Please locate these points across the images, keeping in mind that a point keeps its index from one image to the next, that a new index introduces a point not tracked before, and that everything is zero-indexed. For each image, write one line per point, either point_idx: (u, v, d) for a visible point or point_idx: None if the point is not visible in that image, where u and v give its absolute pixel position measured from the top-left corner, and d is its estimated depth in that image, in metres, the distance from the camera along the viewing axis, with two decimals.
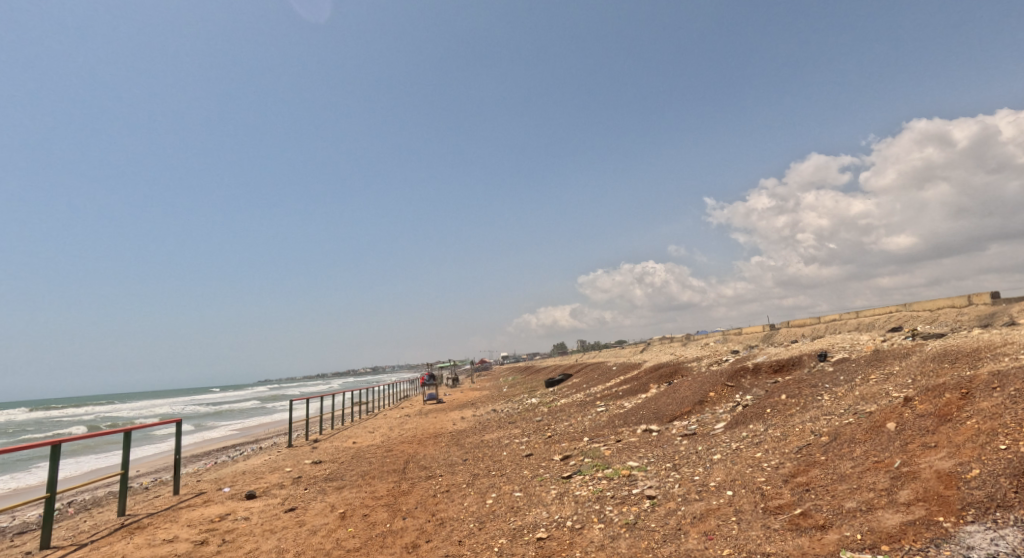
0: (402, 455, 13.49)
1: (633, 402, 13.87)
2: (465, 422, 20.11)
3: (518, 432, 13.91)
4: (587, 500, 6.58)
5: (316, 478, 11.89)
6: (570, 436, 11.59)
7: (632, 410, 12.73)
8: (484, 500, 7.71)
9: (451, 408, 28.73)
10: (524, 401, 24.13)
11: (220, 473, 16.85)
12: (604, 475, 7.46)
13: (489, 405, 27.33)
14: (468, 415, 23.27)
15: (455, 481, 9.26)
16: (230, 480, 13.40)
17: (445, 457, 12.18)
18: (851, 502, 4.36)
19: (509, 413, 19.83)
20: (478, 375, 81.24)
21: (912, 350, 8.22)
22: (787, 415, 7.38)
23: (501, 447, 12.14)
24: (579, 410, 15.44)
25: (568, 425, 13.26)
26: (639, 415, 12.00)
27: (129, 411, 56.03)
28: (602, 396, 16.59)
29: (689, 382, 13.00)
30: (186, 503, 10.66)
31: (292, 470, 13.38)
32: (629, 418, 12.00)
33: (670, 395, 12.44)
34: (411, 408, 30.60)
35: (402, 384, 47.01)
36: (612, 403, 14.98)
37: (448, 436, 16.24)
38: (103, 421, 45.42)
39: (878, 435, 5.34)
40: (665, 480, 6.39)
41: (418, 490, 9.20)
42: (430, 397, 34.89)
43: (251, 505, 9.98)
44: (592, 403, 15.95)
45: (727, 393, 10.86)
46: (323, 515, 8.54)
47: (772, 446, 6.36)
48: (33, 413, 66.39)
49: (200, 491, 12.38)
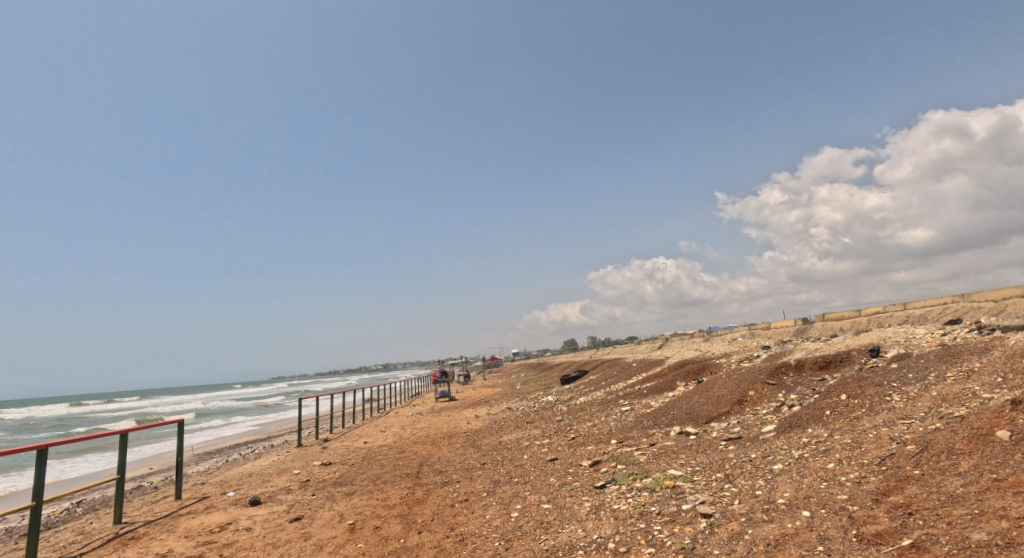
0: (416, 457, 12.73)
1: (661, 402, 12.97)
2: (480, 421, 19.30)
3: (537, 434, 13.06)
4: (628, 517, 5.75)
5: (325, 482, 11.16)
6: (597, 438, 10.78)
7: (661, 411, 11.84)
8: (508, 512, 6.92)
9: (464, 406, 27.98)
10: (540, 399, 23.38)
11: (228, 474, 16.23)
12: (644, 486, 6.62)
13: (503, 403, 26.48)
14: (482, 414, 22.49)
15: (474, 489, 8.49)
16: (236, 483, 12.74)
17: (462, 460, 11.40)
18: (979, 533, 3.49)
19: (526, 412, 19.07)
20: (490, 371, 80.75)
21: (992, 345, 7.25)
22: (854, 418, 6.47)
23: (521, 450, 11.30)
24: (602, 409, 14.63)
25: (592, 426, 12.41)
26: (670, 415, 11.16)
27: (143, 408, 56.00)
28: (625, 395, 15.71)
29: (724, 380, 12.08)
30: (187, 510, 10.02)
31: (299, 473, 12.66)
32: (659, 418, 11.17)
33: (703, 394, 11.54)
34: (423, 406, 29.83)
35: (414, 382, 46.44)
36: (637, 402, 14.14)
37: (463, 436, 15.50)
38: (115, 418, 45.26)
39: (988, 447, 4.45)
40: (720, 494, 5.53)
41: (434, 499, 8.44)
42: (442, 394, 34.18)
43: (254, 513, 9.30)
44: (615, 401, 15.13)
45: (769, 392, 9.98)
46: (330, 527, 7.81)
47: (845, 456, 5.48)
48: (50, 410, 67.22)
49: (204, 495, 11.71)
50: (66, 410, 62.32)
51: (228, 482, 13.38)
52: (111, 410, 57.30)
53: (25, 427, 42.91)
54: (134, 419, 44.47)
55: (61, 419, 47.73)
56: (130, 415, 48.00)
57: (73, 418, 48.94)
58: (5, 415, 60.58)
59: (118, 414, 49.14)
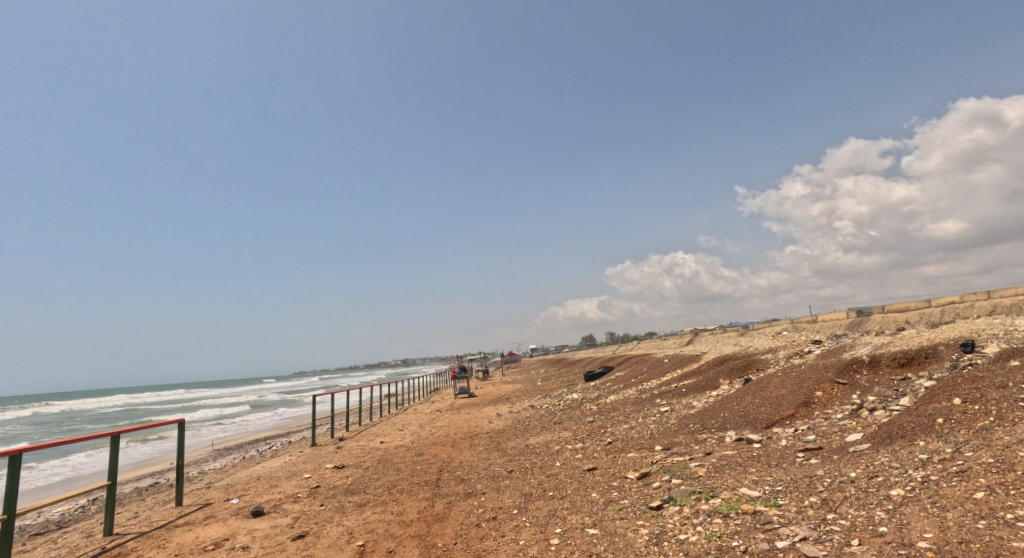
0: (437, 461, 11.67)
1: (706, 403, 11.66)
2: (504, 420, 18.18)
3: (569, 437, 11.86)
4: (703, 555, 4.53)
5: (335, 489, 10.14)
6: (638, 444, 9.58)
7: (709, 413, 10.55)
8: (547, 539, 5.75)
9: (484, 403, 26.97)
10: (565, 396, 22.25)
11: (238, 475, 15.40)
12: (715, 510, 5.37)
13: (526, 400, 25.35)
14: (504, 412, 21.39)
15: (502, 506, 7.34)
16: (243, 488, 11.82)
17: (486, 466, 10.27)
18: None
19: (551, 411, 17.91)
20: (508, 367, 79.96)
21: None
22: (984, 429, 5.14)
23: (552, 457, 10.12)
24: (637, 409, 13.41)
25: (629, 430, 11.16)
26: (720, 418, 9.89)
27: (165, 402, 56.51)
28: (662, 393, 14.43)
29: (780, 377, 10.71)
30: (184, 521, 9.10)
31: (310, 478, 11.68)
32: (708, 422, 9.90)
33: (757, 394, 10.22)
34: (442, 403, 28.85)
35: (433, 378, 45.71)
36: (676, 402, 12.89)
37: (485, 437, 14.43)
38: (139, 412, 45.43)
39: None
40: (825, 530, 4.27)
41: (456, 516, 7.32)
42: (461, 390, 33.21)
43: (255, 526, 8.34)
44: (651, 401, 13.90)
45: (840, 393, 8.64)
46: (336, 548, 6.77)
47: (996, 480, 4.17)
48: (77, 403, 68.40)
49: (207, 501, 10.82)
50: (93, 404, 63.20)
51: (236, 485, 12.49)
52: (134, 404, 57.87)
53: (49, 421, 43.25)
54: (156, 412, 44.62)
55: (85, 414, 48.05)
56: (152, 409, 48.08)
57: (96, 412, 49.34)
58: (35, 408, 61.66)
59: (141, 408, 49.44)
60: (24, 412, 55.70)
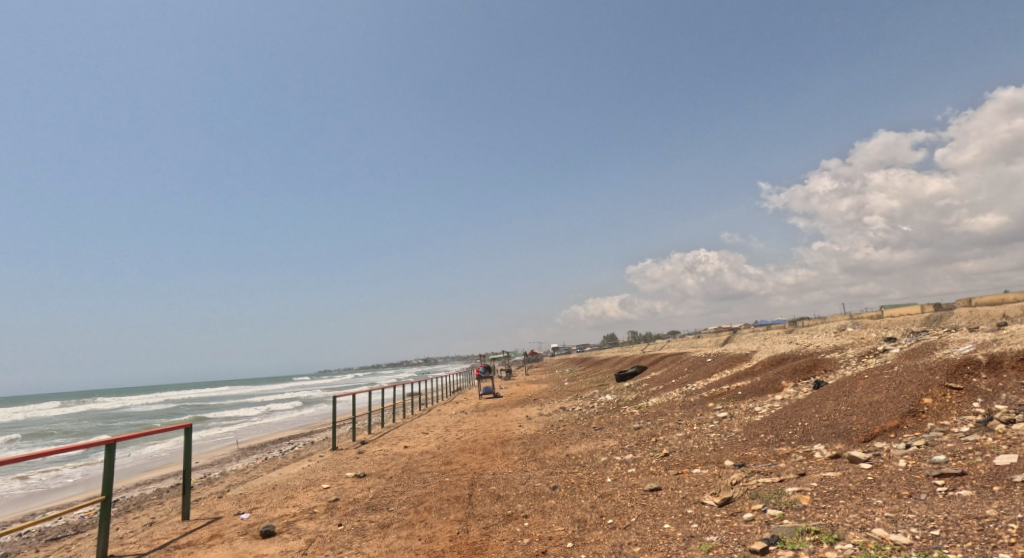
0: (467, 471, 10.47)
1: (773, 409, 10.19)
2: (535, 424, 16.87)
3: (615, 446, 10.52)
4: None
5: (355, 505, 9.03)
6: (702, 459, 8.19)
7: (782, 422, 9.09)
8: None
9: (511, 404, 25.67)
10: (598, 398, 20.84)
11: (254, 482, 14.45)
12: None
13: (555, 402, 23.97)
14: (534, 414, 20.08)
15: (552, 537, 6.08)
16: (256, 499, 10.80)
17: (524, 480, 9.03)
18: None
19: (586, 414, 16.58)
20: (530, 367, 78.86)
21: None
22: None
23: (600, 471, 8.81)
24: (688, 414, 12.00)
25: (686, 439, 9.77)
26: (798, 428, 8.44)
27: (190, 401, 56.86)
28: (713, 397, 12.95)
29: (865, 379, 9.17)
30: (188, 542, 8.08)
31: (328, 489, 10.61)
32: (784, 433, 8.46)
33: (840, 399, 8.72)
34: (466, 403, 27.70)
35: (456, 378, 44.72)
36: (734, 407, 11.46)
37: (517, 444, 13.20)
38: (163, 412, 45.39)
39: None
40: None
41: (495, 548, 6.09)
42: (486, 390, 32.03)
43: (264, 551, 7.25)
44: (703, 405, 12.48)
45: (957, 401, 7.13)
46: None
47: None
48: (107, 401, 69.68)
49: (216, 515, 9.80)
50: (122, 403, 63.81)
51: (249, 494, 11.49)
52: (159, 403, 58.45)
53: (76, 420, 43.43)
54: (181, 411, 44.54)
55: (112, 413, 48.25)
56: (177, 408, 48.18)
57: (124, 411, 49.74)
58: (64, 407, 62.58)
59: (167, 408, 49.50)
60: (56, 411, 56.42)
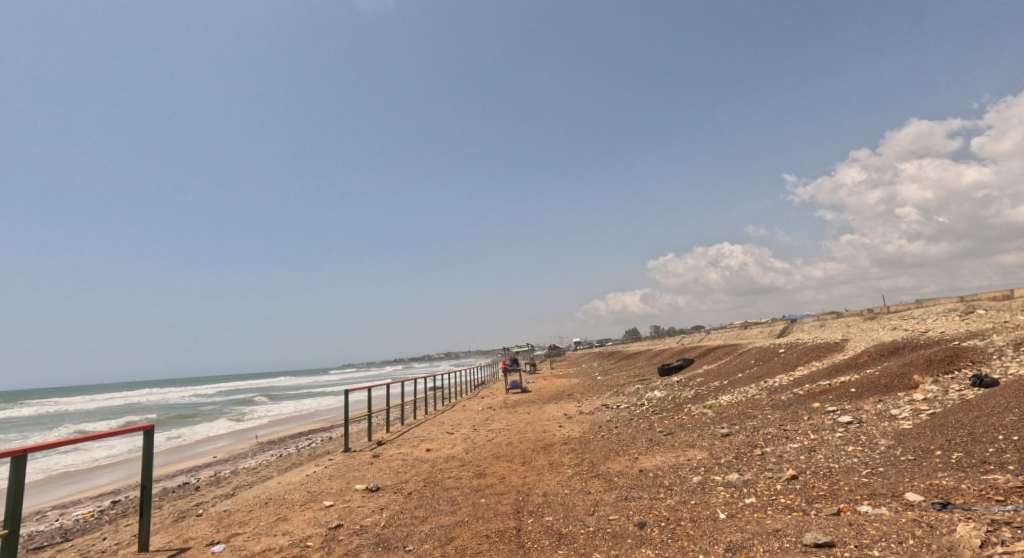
0: (508, 490, 8.00)
1: (926, 415, 7.48)
2: (578, 425, 14.34)
3: (704, 460, 7.91)
4: None
5: (361, 538, 6.69)
6: (863, 490, 5.50)
7: (962, 433, 6.38)
8: None
9: (544, 400, 23.25)
10: (646, 395, 18.15)
11: (256, 489, 12.28)
12: None
13: (595, 399, 21.32)
14: (574, 413, 17.43)
15: None
16: (240, 520, 8.49)
17: (593, 510, 6.51)
18: None
19: (641, 414, 13.97)
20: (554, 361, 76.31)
21: None
22: None
23: (703, 500, 6.22)
24: (789, 418, 9.31)
25: (813, 455, 7.10)
26: (1002, 446, 5.71)
27: (206, 395, 55.66)
28: (814, 395, 10.22)
29: None
30: None
31: (330, 509, 8.29)
32: (981, 453, 5.74)
33: None
34: (493, 399, 25.20)
35: (479, 374, 42.39)
36: (854, 409, 8.76)
37: (565, 451, 10.71)
38: (182, 405, 44.05)
39: None
40: None
41: None
42: (513, 384, 29.48)
43: None
44: (806, 405, 9.76)
45: None
46: None
47: None
48: (127, 394, 69.26)
49: (190, 545, 7.55)
50: (142, 395, 62.97)
51: (234, 512, 9.17)
52: (177, 396, 57.60)
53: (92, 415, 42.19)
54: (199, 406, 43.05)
55: (130, 406, 46.91)
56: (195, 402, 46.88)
57: (141, 404, 48.61)
58: (86, 399, 62.21)
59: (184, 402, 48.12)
60: (76, 404, 55.95)
